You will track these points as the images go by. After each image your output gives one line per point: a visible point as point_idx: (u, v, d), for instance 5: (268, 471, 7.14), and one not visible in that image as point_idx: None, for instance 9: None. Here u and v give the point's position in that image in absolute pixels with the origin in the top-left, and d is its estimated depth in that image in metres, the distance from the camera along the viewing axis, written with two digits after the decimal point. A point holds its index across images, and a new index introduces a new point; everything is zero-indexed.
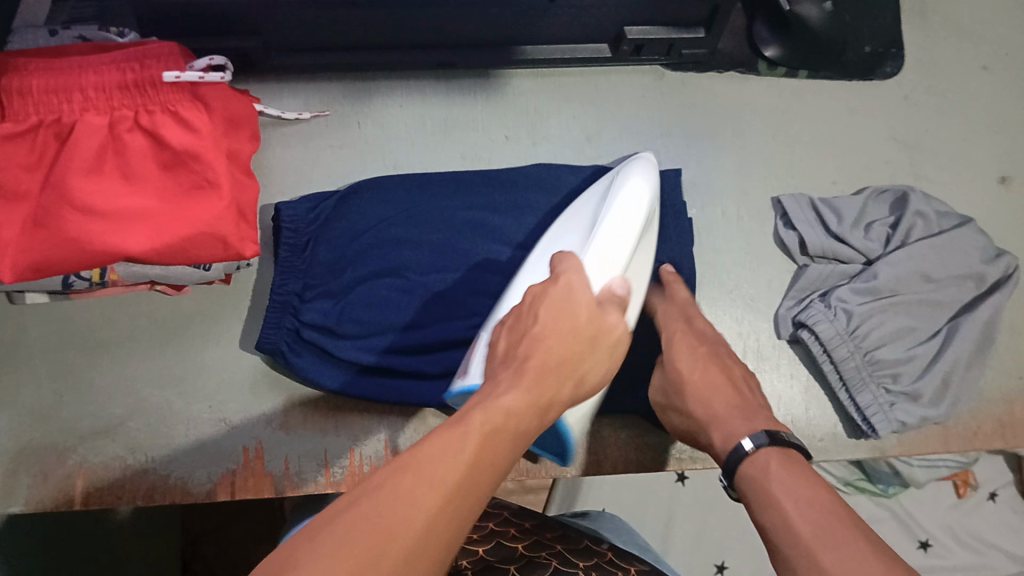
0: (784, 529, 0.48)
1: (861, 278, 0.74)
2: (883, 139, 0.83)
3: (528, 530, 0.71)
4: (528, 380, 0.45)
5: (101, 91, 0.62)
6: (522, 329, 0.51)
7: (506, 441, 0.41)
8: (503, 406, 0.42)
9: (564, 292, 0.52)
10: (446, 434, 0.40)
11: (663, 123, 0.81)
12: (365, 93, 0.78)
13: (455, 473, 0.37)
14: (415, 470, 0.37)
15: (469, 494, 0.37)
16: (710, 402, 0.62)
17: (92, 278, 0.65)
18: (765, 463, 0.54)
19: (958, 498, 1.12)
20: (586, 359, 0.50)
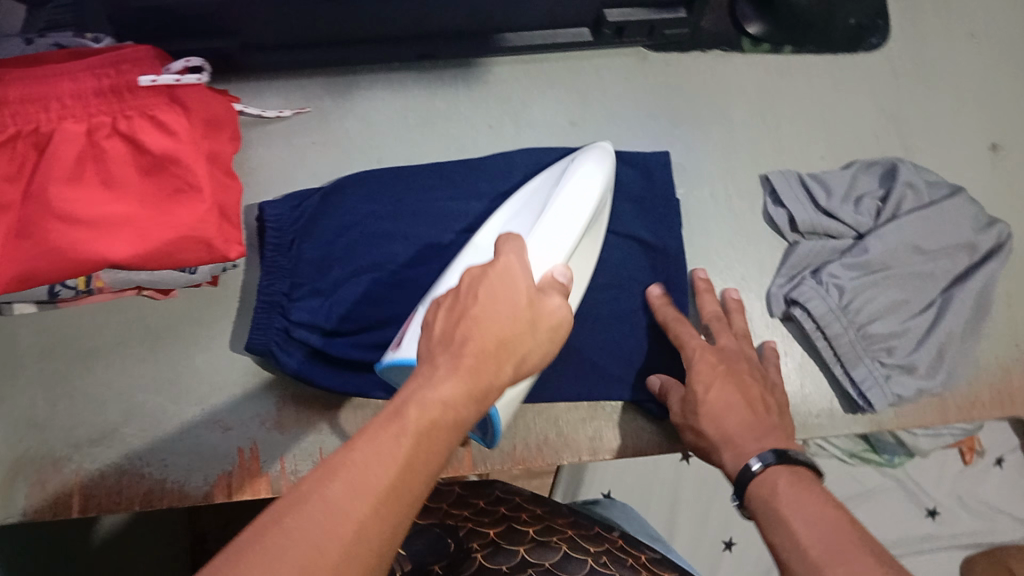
0: (796, 551, 0.48)
1: (852, 253, 0.74)
2: (870, 112, 0.83)
3: (540, 513, 0.70)
4: (464, 366, 0.43)
5: (78, 98, 0.61)
6: (459, 306, 0.46)
7: (443, 432, 0.41)
8: (441, 397, 0.41)
9: (505, 275, 0.47)
10: (382, 428, 0.39)
11: (648, 105, 0.81)
12: (346, 88, 0.77)
13: (388, 476, 0.37)
14: (346, 478, 0.36)
15: (403, 495, 0.38)
16: (723, 420, 0.62)
17: (78, 286, 0.65)
18: (774, 482, 0.54)
19: (964, 465, 1.14)
20: (528, 341, 0.46)
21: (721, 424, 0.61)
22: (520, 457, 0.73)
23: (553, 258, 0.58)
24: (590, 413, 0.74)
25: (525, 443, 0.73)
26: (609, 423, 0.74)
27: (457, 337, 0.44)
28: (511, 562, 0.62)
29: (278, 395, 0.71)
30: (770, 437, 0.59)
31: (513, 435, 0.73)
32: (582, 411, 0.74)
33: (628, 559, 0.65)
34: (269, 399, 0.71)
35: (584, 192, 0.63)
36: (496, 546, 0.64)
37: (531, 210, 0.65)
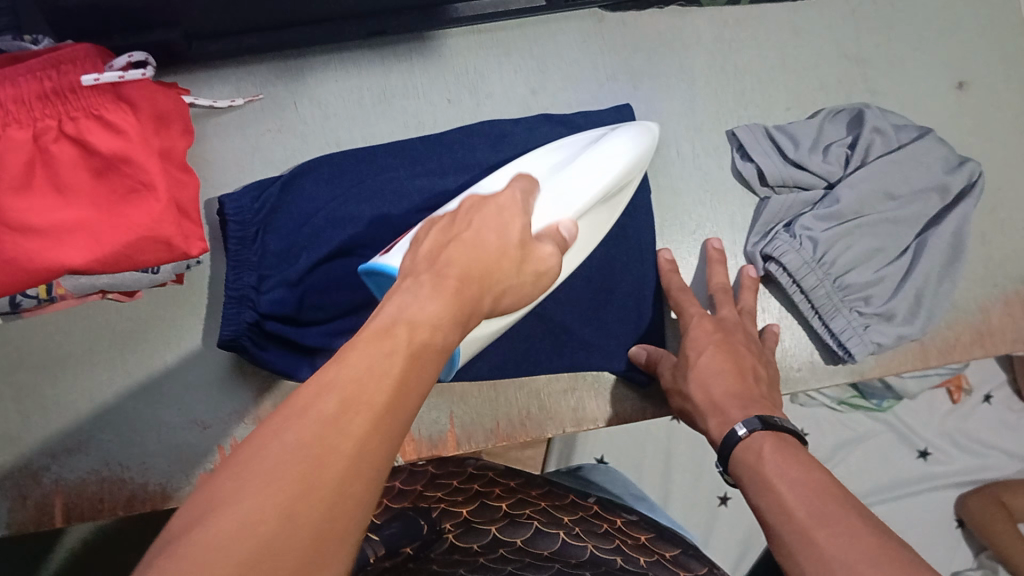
0: (780, 513, 0.47)
1: (823, 204, 0.73)
2: (834, 57, 0.81)
3: (514, 485, 0.72)
4: (449, 286, 0.41)
5: (21, 102, 0.60)
6: (452, 232, 0.46)
7: (435, 352, 0.38)
8: (427, 316, 0.38)
9: (498, 211, 0.48)
10: (369, 344, 0.36)
11: (607, 67, 0.79)
12: (298, 72, 0.75)
13: (385, 387, 0.34)
14: (340, 391, 0.33)
15: (401, 407, 0.34)
16: (710, 387, 0.62)
17: (39, 295, 0.63)
18: (759, 447, 0.53)
19: (953, 404, 1.14)
20: (511, 278, 0.45)
21: (709, 390, 0.61)
22: (503, 433, 0.72)
23: (565, 214, 0.57)
24: (567, 384, 0.74)
25: (507, 419, 0.72)
26: (591, 393, 0.74)
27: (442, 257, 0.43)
28: (481, 540, 0.65)
29: (254, 389, 0.70)
30: (755, 404, 0.59)
31: (495, 412, 0.72)
32: (562, 384, 0.73)
33: (603, 525, 0.68)
34: (247, 394, 0.70)
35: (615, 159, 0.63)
36: (469, 525, 0.67)
37: (547, 158, 0.65)
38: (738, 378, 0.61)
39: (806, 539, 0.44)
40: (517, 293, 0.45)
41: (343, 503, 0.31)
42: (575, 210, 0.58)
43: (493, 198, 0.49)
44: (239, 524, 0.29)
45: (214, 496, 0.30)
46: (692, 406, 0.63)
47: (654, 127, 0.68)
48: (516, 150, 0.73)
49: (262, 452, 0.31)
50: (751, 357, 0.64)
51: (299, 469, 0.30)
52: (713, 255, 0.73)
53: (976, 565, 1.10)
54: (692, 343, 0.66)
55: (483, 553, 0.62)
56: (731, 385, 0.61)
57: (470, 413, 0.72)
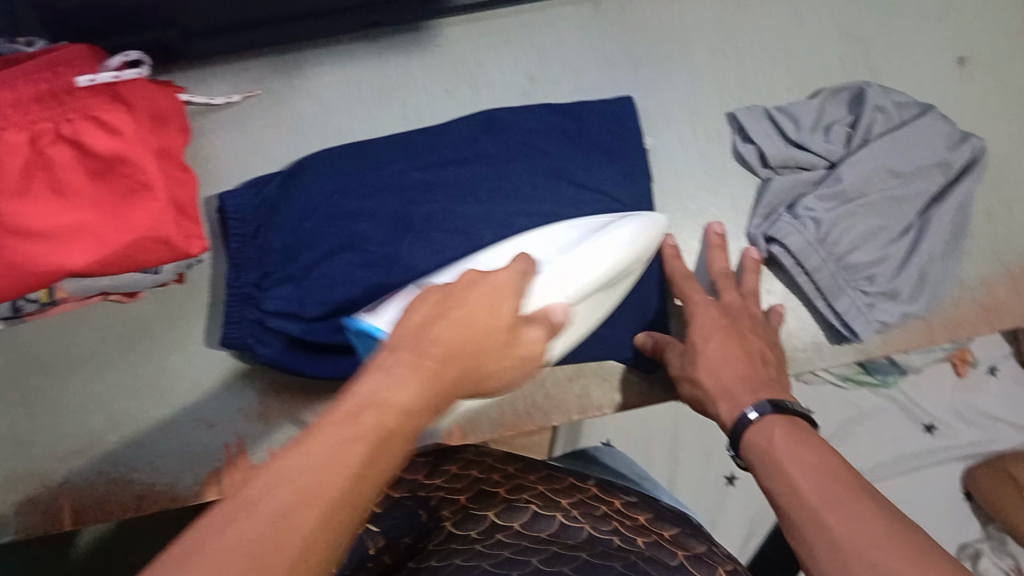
0: (792, 496, 0.47)
1: (826, 182, 0.73)
2: (832, 36, 0.81)
3: (513, 472, 0.69)
4: (427, 373, 0.42)
5: (16, 106, 0.59)
6: (443, 306, 0.47)
7: (400, 438, 0.40)
8: (399, 405, 0.40)
9: (493, 293, 0.49)
10: (335, 428, 0.38)
11: (605, 52, 0.79)
12: (293, 66, 0.75)
13: (342, 479, 0.36)
14: (296, 482, 0.35)
15: (356, 497, 0.36)
16: (720, 372, 0.62)
17: (41, 299, 0.63)
18: (771, 431, 0.52)
19: (958, 378, 1.14)
20: (496, 360, 0.47)
21: (722, 375, 0.62)
22: (506, 422, 0.73)
23: (559, 298, 0.59)
24: (569, 374, 0.74)
25: (510, 409, 0.73)
26: (596, 380, 0.74)
27: (436, 336, 0.44)
28: (479, 528, 0.61)
29: (259, 386, 0.70)
30: (765, 388, 0.60)
31: (497, 402, 0.73)
32: (564, 372, 0.74)
33: (602, 507, 0.65)
34: (253, 390, 0.70)
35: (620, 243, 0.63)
36: (466, 513, 0.63)
37: (549, 232, 0.65)
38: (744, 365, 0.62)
39: (815, 521, 0.44)
40: (500, 367, 0.48)
41: None
42: (571, 298, 0.59)
43: (487, 275, 0.50)
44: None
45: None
46: (702, 393, 0.63)
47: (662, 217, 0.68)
48: (519, 138, 0.72)
49: (216, 537, 0.33)
50: (757, 343, 0.65)
51: (248, 558, 0.32)
52: (715, 241, 0.72)
53: (983, 536, 1.10)
54: (697, 328, 0.65)
55: (480, 539, 0.60)
56: (739, 369, 0.62)
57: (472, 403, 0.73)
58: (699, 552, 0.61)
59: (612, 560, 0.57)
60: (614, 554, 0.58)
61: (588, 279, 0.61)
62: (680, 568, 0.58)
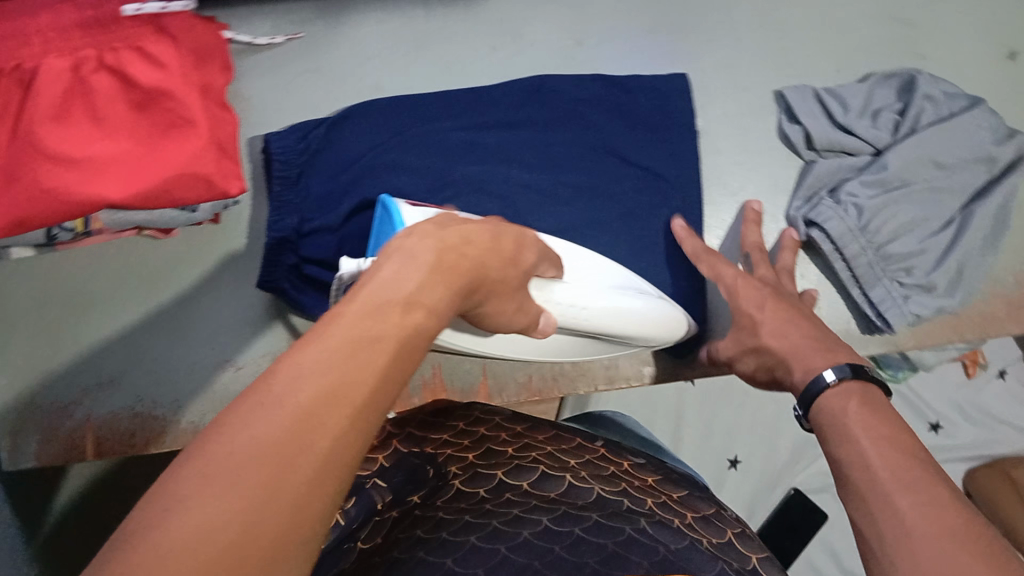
0: (860, 463, 0.47)
1: (870, 170, 0.72)
2: (884, 20, 0.80)
3: (522, 430, 0.68)
4: (444, 279, 0.38)
5: (61, 31, 0.59)
6: (449, 238, 0.41)
7: (419, 337, 0.34)
8: (422, 302, 0.35)
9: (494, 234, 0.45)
10: (350, 323, 0.32)
11: (653, 21, 0.77)
12: (338, 12, 0.74)
13: (366, 379, 0.30)
14: (319, 377, 0.29)
15: (379, 400, 0.31)
16: (772, 337, 0.61)
17: (76, 228, 0.63)
18: (845, 398, 0.52)
19: (966, 377, 1.15)
20: (500, 284, 0.44)
21: (767, 346, 0.61)
22: (533, 386, 0.74)
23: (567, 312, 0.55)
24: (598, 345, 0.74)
25: (538, 373, 0.73)
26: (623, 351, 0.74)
27: (442, 251, 0.39)
28: (488, 486, 0.60)
29: (288, 331, 0.70)
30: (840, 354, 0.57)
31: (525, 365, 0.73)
32: None
33: (609, 468, 0.65)
34: (281, 333, 0.70)
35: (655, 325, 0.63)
36: (474, 471, 0.62)
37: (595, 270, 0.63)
38: (785, 335, 0.60)
39: (884, 499, 0.44)
40: (506, 299, 0.46)
41: (306, 515, 0.27)
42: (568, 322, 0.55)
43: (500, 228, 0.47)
44: (203, 530, 0.25)
45: (156, 501, 0.26)
46: (768, 359, 0.61)
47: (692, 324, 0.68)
48: (564, 107, 0.72)
49: (225, 448, 0.27)
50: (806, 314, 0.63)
51: (265, 472, 0.26)
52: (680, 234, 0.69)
53: None
54: (737, 304, 0.64)
55: (489, 499, 0.58)
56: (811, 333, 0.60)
57: (502, 363, 0.73)
58: (706, 514, 0.61)
59: (621, 523, 0.55)
60: (623, 516, 0.56)
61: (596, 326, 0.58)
62: (687, 527, 0.57)
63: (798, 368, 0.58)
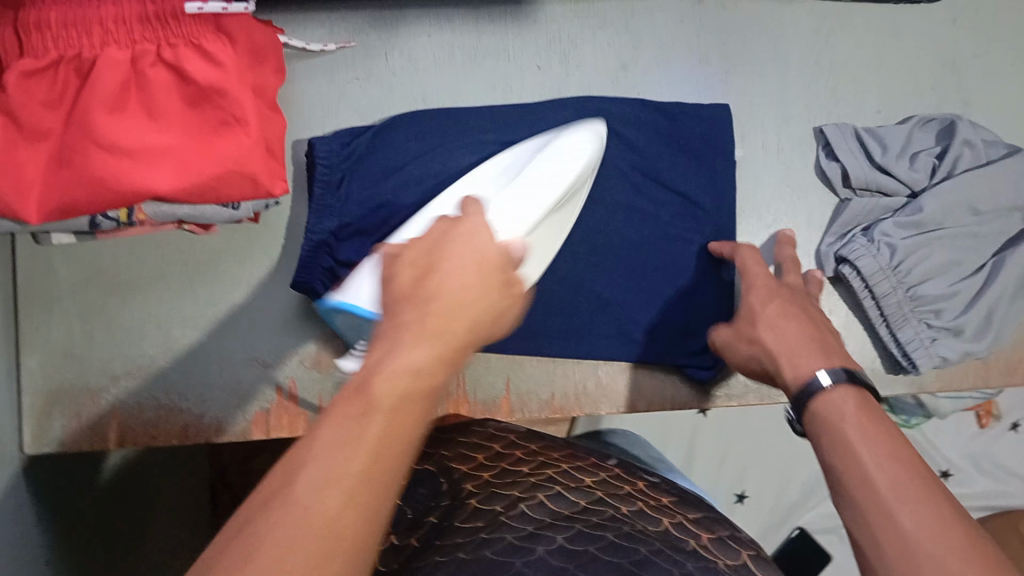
0: (862, 482, 0.47)
1: (906, 211, 0.72)
2: (929, 65, 0.80)
3: (535, 449, 0.68)
4: (432, 328, 0.38)
5: (122, 23, 0.60)
6: (421, 270, 0.42)
7: (415, 402, 0.36)
8: (409, 362, 0.36)
9: (463, 241, 0.43)
10: (344, 408, 0.34)
11: (701, 49, 0.78)
12: (391, 22, 0.74)
13: (358, 458, 0.33)
14: (311, 470, 0.32)
15: (374, 481, 0.33)
16: (782, 330, 0.61)
17: (120, 219, 0.63)
18: (842, 406, 0.52)
19: (980, 429, 1.14)
20: (501, 305, 0.43)
21: (783, 334, 0.61)
22: (557, 404, 0.73)
23: (516, 230, 0.57)
24: (626, 370, 0.74)
25: (562, 391, 0.73)
26: (648, 375, 0.74)
27: (415, 311, 0.39)
28: (504, 504, 0.60)
29: (319, 333, 0.71)
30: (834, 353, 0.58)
31: (551, 382, 0.73)
32: (625, 357, 0.73)
33: (624, 487, 0.64)
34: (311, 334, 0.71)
35: (573, 159, 0.63)
36: (490, 490, 0.62)
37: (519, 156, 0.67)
38: (793, 329, 0.61)
39: (885, 515, 0.45)
40: (503, 316, 0.43)
41: None
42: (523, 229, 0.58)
43: (460, 221, 0.45)
44: None
45: None
46: (761, 352, 0.62)
47: (601, 126, 0.67)
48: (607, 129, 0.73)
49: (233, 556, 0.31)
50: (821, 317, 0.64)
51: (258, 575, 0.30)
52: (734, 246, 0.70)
53: None
54: (755, 299, 0.65)
55: (504, 511, 0.59)
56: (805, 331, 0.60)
57: (526, 381, 0.73)
58: (715, 513, 0.61)
59: (636, 543, 0.55)
60: (639, 536, 0.56)
61: (547, 196, 0.60)
62: (696, 539, 0.58)
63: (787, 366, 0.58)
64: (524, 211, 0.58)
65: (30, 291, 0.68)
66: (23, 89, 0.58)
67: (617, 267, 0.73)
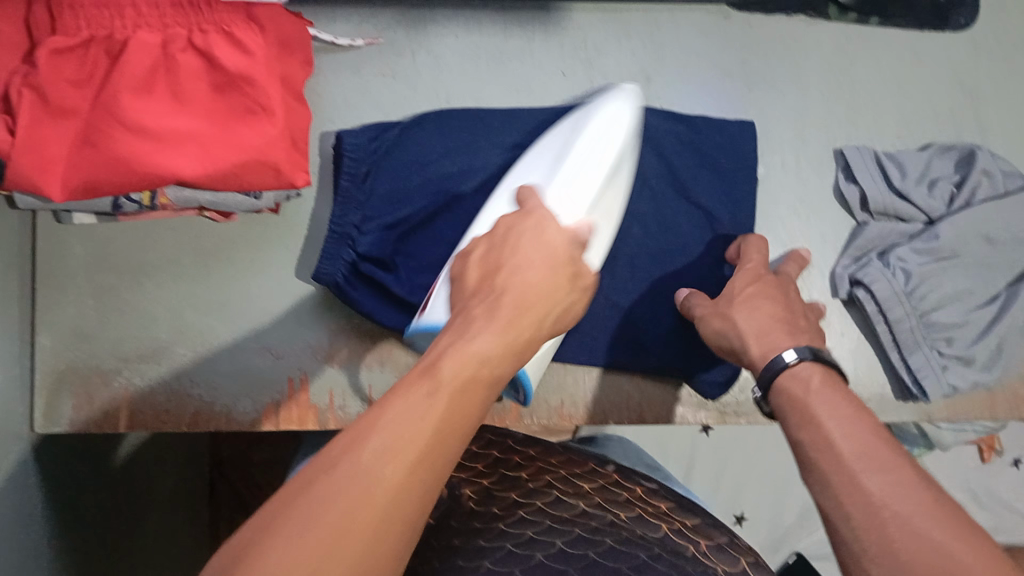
0: (826, 450, 0.49)
1: (922, 238, 0.72)
2: (950, 93, 0.80)
3: (534, 455, 0.68)
4: (503, 320, 0.46)
5: (155, 8, 0.62)
6: (496, 256, 0.52)
7: (477, 386, 0.41)
8: (475, 352, 0.42)
9: (538, 229, 0.54)
10: (416, 385, 0.40)
11: (725, 65, 0.78)
12: (419, 22, 0.75)
13: (426, 428, 0.37)
14: (385, 431, 0.37)
15: (438, 448, 0.38)
16: (755, 309, 0.62)
17: (142, 201, 0.63)
18: (806, 379, 0.54)
19: (981, 461, 1.14)
20: (568, 299, 0.51)
21: (754, 314, 0.61)
22: (566, 412, 0.73)
23: (576, 212, 0.61)
24: (636, 383, 0.74)
25: (573, 400, 0.73)
26: (656, 387, 0.74)
27: (500, 304, 0.47)
28: (502, 506, 0.60)
29: (330, 326, 0.71)
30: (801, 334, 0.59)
31: (561, 390, 0.73)
32: (637, 367, 0.73)
33: (623, 494, 0.64)
34: (322, 327, 0.71)
35: (618, 130, 0.65)
36: (489, 492, 0.62)
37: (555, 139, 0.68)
38: (764, 310, 0.61)
39: (851, 481, 0.46)
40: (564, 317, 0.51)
41: (374, 551, 0.34)
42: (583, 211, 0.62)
43: (528, 215, 0.56)
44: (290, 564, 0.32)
45: (256, 543, 0.33)
46: (729, 330, 0.62)
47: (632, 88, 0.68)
48: None
49: (311, 494, 0.35)
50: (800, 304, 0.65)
51: (338, 516, 0.34)
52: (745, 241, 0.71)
53: None
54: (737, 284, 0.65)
55: (501, 517, 0.58)
56: (777, 312, 0.61)
57: (536, 385, 0.73)
58: (722, 542, 0.59)
59: (636, 549, 0.54)
60: (637, 543, 0.55)
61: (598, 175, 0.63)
62: (700, 556, 0.55)
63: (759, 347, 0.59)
64: (580, 189, 0.62)
65: (46, 269, 0.68)
66: (51, 65, 0.58)
67: (630, 277, 0.73)
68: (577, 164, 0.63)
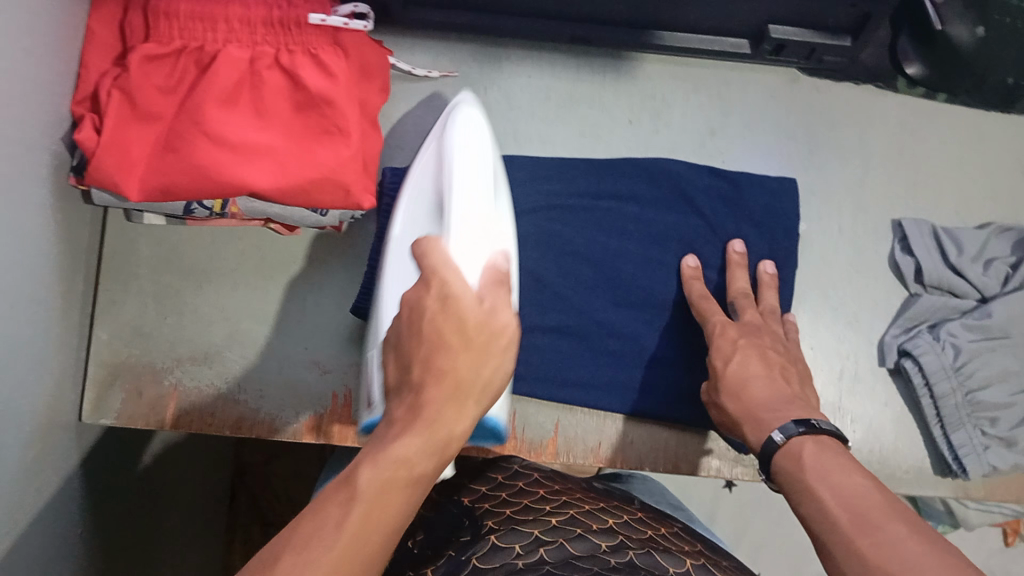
0: (826, 526, 0.48)
1: (975, 314, 0.72)
2: (1010, 174, 0.81)
3: (560, 490, 0.68)
4: (423, 414, 0.44)
5: (247, 24, 0.63)
6: (416, 327, 0.47)
7: (399, 490, 0.42)
8: (393, 455, 0.43)
9: (442, 301, 0.48)
10: (331, 501, 0.41)
11: (790, 128, 0.80)
12: (495, 61, 0.78)
13: (339, 546, 0.39)
14: (294, 551, 0.39)
15: (354, 562, 0.39)
16: (743, 394, 0.63)
17: (213, 208, 0.65)
18: (798, 452, 0.54)
19: (1004, 544, 1.12)
20: (501, 359, 0.47)
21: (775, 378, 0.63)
22: (603, 455, 0.72)
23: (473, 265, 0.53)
24: (674, 433, 0.73)
25: (610, 441, 0.72)
26: (698, 442, 0.73)
27: (419, 411, 0.45)
28: (523, 541, 0.59)
29: None
30: (790, 406, 0.60)
31: (599, 432, 0.72)
32: (679, 420, 0.72)
33: (647, 531, 0.64)
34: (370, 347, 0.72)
35: (477, 165, 0.59)
36: (510, 527, 0.62)
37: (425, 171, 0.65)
38: (754, 389, 0.63)
39: (846, 547, 0.46)
40: (491, 387, 0.47)
41: None
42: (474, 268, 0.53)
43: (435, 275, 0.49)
44: None
45: None
46: (725, 416, 0.64)
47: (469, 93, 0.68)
48: (677, 186, 0.77)
49: None
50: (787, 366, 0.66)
51: None
52: (733, 259, 0.75)
53: None
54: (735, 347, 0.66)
55: (521, 552, 0.58)
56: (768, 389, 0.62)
57: (574, 427, 0.72)
58: None
59: None
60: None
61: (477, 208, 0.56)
62: None
63: (750, 426, 0.60)
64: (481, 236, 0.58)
65: (112, 266, 0.70)
66: (143, 71, 0.61)
67: (676, 326, 0.74)
68: (460, 220, 0.55)
